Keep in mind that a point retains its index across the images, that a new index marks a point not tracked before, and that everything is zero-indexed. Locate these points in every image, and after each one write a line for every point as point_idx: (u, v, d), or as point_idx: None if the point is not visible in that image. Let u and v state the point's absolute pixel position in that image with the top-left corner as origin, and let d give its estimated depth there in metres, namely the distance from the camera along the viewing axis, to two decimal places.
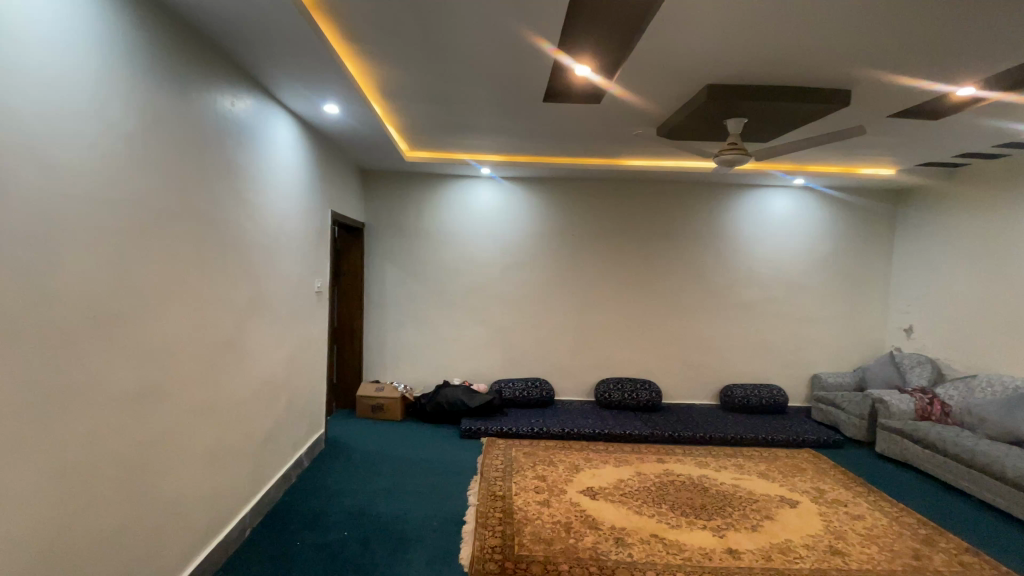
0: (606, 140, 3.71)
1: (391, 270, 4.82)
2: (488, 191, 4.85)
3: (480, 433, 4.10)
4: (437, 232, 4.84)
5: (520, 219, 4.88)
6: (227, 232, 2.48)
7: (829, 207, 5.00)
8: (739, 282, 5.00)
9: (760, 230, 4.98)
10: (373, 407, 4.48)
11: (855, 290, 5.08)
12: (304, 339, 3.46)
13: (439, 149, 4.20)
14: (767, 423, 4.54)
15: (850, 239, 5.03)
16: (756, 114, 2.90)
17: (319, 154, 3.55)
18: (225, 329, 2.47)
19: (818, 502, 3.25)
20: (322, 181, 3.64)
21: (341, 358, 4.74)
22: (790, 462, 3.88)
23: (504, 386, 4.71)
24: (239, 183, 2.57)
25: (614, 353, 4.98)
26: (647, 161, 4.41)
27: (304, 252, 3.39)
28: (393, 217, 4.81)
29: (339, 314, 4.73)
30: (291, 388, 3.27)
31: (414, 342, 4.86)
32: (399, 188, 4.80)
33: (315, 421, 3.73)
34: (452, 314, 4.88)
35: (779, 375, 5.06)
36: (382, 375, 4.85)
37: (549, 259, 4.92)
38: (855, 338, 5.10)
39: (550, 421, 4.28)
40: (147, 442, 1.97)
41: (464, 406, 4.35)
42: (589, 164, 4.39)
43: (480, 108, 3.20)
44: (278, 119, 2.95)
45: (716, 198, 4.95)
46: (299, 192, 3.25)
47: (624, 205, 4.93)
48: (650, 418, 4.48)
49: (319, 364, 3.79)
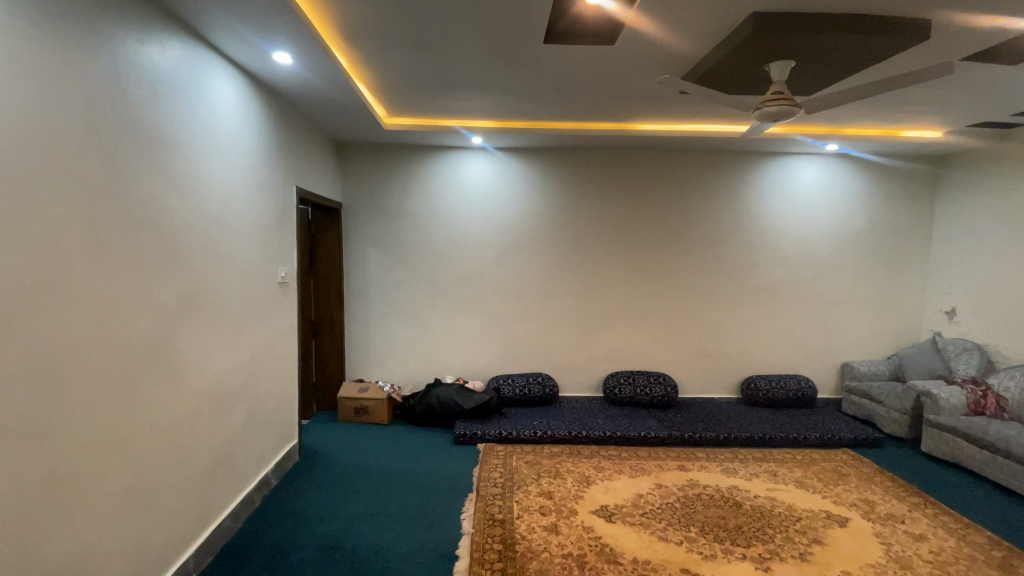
0: (617, 97, 3.16)
1: (373, 256, 4.28)
2: (481, 164, 4.29)
3: (477, 439, 3.62)
4: (424, 211, 4.29)
5: (518, 196, 4.33)
6: (142, 211, 1.93)
7: (864, 176, 4.45)
8: (763, 262, 4.49)
9: (787, 203, 4.44)
10: (357, 410, 4.00)
11: (891, 269, 4.57)
12: (266, 338, 2.95)
13: (422, 114, 3.63)
14: (796, 419, 4.08)
15: (886, 212, 4.50)
16: (810, 54, 2.34)
17: (276, 119, 2.98)
18: (143, 334, 1.94)
19: (870, 519, 2.79)
20: (283, 151, 3.08)
21: (320, 354, 4.24)
22: (828, 467, 3.41)
23: (502, 382, 4.22)
24: (158, 148, 2.02)
25: (623, 344, 4.48)
26: (661, 125, 3.87)
27: (260, 236, 2.86)
28: (374, 196, 4.25)
29: (315, 306, 4.21)
30: (251, 396, 2.77)
31: (401, 335, 4.35)
32: (380, 162, 4.24)
33: (285, 431, 3.25)
34: (443, 304, 4.36)
35: (805, 364, 4.58)
36: (366, 373, 4.36)
37: (550, 241, 4.39)
38: (889, 322, 4.61)
39: (555, 423, 3.80)
40: (25, 496, 1.45)
41: (458, 407, 3.87)
42: (596, 129, 3.83)
43: (467, 55, 2.64)
44: (214, 71, 2.37)
45: (738, 167, 4.40)
46: (250, 164, 2.70)
47: (634, 177, 4.38)
48: (666, 417, 4.02)
49: (289, 365, 3.30)
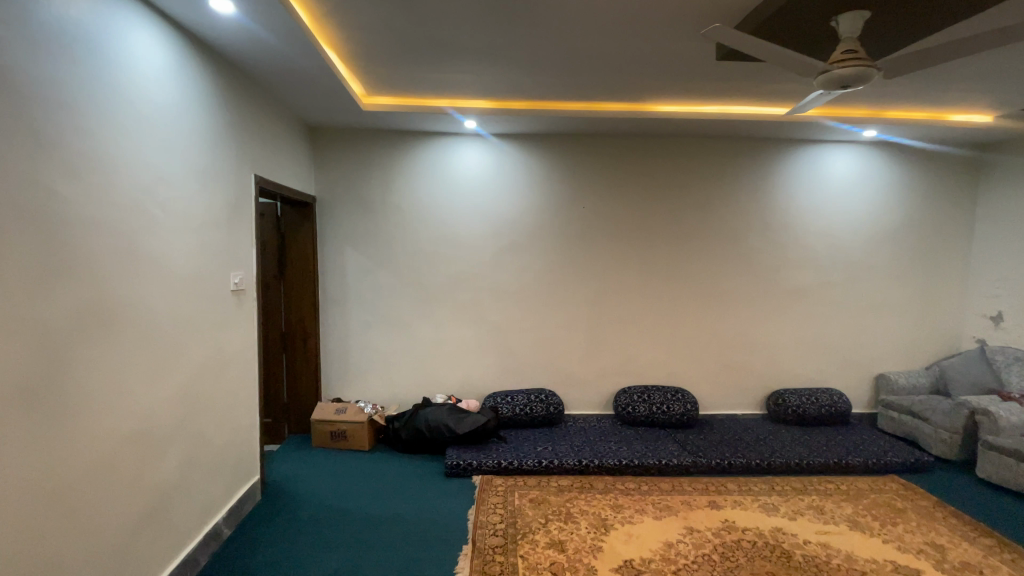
0: (636, 65, 2.67)
1: (352, 257, 3.76)
2: (474, 152, 3.78)
3: (471, 470, 3.11)
4: (410, 205, 3.77)
5: (516, 189, 3.83)
6: (10, 201, 1.39)
7: (901, 167, 4.00)
8: (789, 263, 4.02)
9: (817, 196, 3.99)
10: (333, 435, 3.48)
11: (930, 270, 4.12)
12: (212, 358, 2.42)
13: (406, 91, 3.12)
14: (831, 439, 3.62)
15: (925, 207, 4.05)
16: (890, 0, 1.86)
17: (222, 90, 2.45)
18: (14, 371, 1.40)
19: (946, 571, 2.31)
20: (233, 130, 2.55)
21: (292, 370, 3.71)
22: (879, 500, 2.94)
23: (500, 401, 3.71)
24: (41, 112, 1.49)
25: (635, 355, 4.00)
26: (681, 107, 3.39)
27: (202, 236, 2.32)
28: (352, 188, 3.73)
29: (285, 315, 3.68)
30: (190, 431, 2.24)
31: (384, 348, 3.83)
32: (359, 150, 3.71)
33: (241, 469, 2.71)
34: (433, 312, 3.84)
35: (836, 376, 4.13)
36: (345, 391, 3.83)
37: (554, 240, 3.88)
38: (927, 329, 4.16)
39: (561, 449, 3.30)
40: None
41: (449, 431, 3.35)
42: (607, 110, 3.34)
43: (458, 9, 2.13)
44: (130, 19, 1.85)
45: (764, 156, 3.93)
46: (184, 145, 2.17)
47: (647, 168, 3.89)
48: (687, 439, 3.54)
49: (248, 388, 2.77)
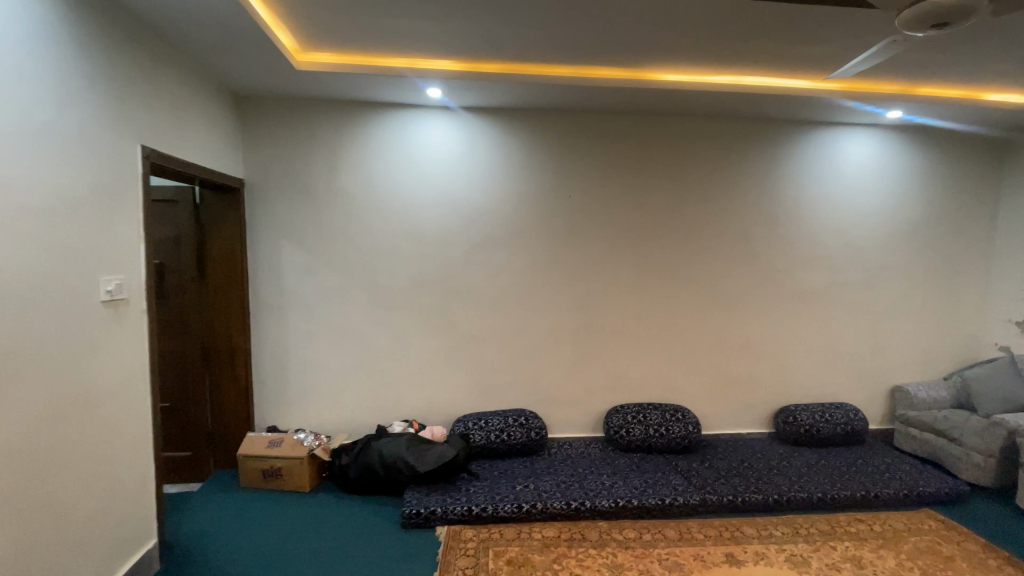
0: (640, 12, 2.11)
1: (291, 254, 3.10)
2: (441, 128, 3.16)
3: (435, 519, 2.51)
4: (363, 191, 3.13)
5: (491, 173, 3.23)
6: None
7: (923, 153, 3.57)
8: (800, 261, 3.55)
9: (833, 186, 3.52)
10: (266, 474, 2.84)
11: (952, 271, 3.70)
12: (66, 396, 1.75)
13: (350, 45, 2.47)
14: (852, 464, 3.16)
15: (946, 199, 3.63)
16: None
17: (75, 24, 1.77)
18: None
19: None
20: (94, 82, 1.87)
21: (216, 393, 3.04)
22: (921, 545, 2.48)
23: (472, 426, 3.12)
24: None
25: (628, 369, 3.46)
26: (687, 76, 2.86)
27: (42, 228, 1.63)
28: (290, 171, 3.07)
29: (207, 325, 3.00)
30: (30, 500, 1.58)
31: (331, 364, 3.18)
32: (300, 123, 3.05)
33: (124, 537, 2.05)
34: (390, 320, 3.22)
35: (848, 388, 3.69)
36: (284, 417, 3.17)
37: (535, 234, 3.30)
38: (946, 337, 3.76)
39: (545, 487, 2.73)
40: None
41: (408, 469, 2.74)
42: (600, 77, 2.77)
43: None
44: None
45: (773, 140, 3.44)
46: (2, 96, 1.49)
47: (642, 151, 3.35)
48: (691, 468, 3.02)
49: (136, 427, 2.10)
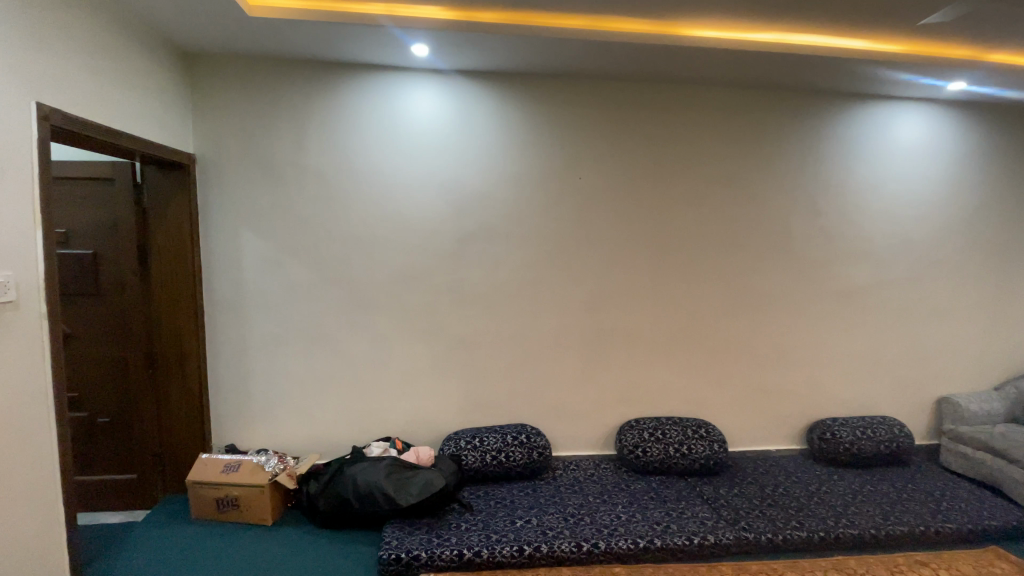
0: None
1: (252, 245, 2.64)
2: (429, 95, 2.69)
3: (418, 566, 2.08)
4: (337, 170, 2.66)
5: (487, 150, 2.77)
6: None
7: (981, 133, 3.13)
8: (841, 256, 3.11)
9: (880, 170, 3.07)
10: (221, 504, 2.41)
11: (1007, 267, 3.27)
12: None
13: None
14: (902, 491, 2.75)
15: (1005, 186, 3.19)
16: None
17: None
18: None
19: None
20: None
21: (164, 406, 2.59)
22: None
23: (465, 446, 2.69)
24: None
25: (643, 377, 3.03)
26: (723, 33, 2.40)
27: None
28: (250, 145, 2.59)
29: (153, 327, 2.54)
30: None
31: (300, 373, 2.74)
32: (261, 88, 2.57)
33: None
34: (370, 322, 2.76)
35: (889, 401, 3.28)
36: (246, 434, 2.73)
37: (538, 223, 2.85)
38: (998, 341, 3.34)
39: (549, 523, 2.30)
40: None
41: (387, 502, 2.30)
42: (618, 31, 2.30)
43: None
44: None
45: (813, 115, 2.98)
46: None
47: (664, 127, 2.89)
48: (718, 496, 2.60)
49: (34, 464, 1.65)
